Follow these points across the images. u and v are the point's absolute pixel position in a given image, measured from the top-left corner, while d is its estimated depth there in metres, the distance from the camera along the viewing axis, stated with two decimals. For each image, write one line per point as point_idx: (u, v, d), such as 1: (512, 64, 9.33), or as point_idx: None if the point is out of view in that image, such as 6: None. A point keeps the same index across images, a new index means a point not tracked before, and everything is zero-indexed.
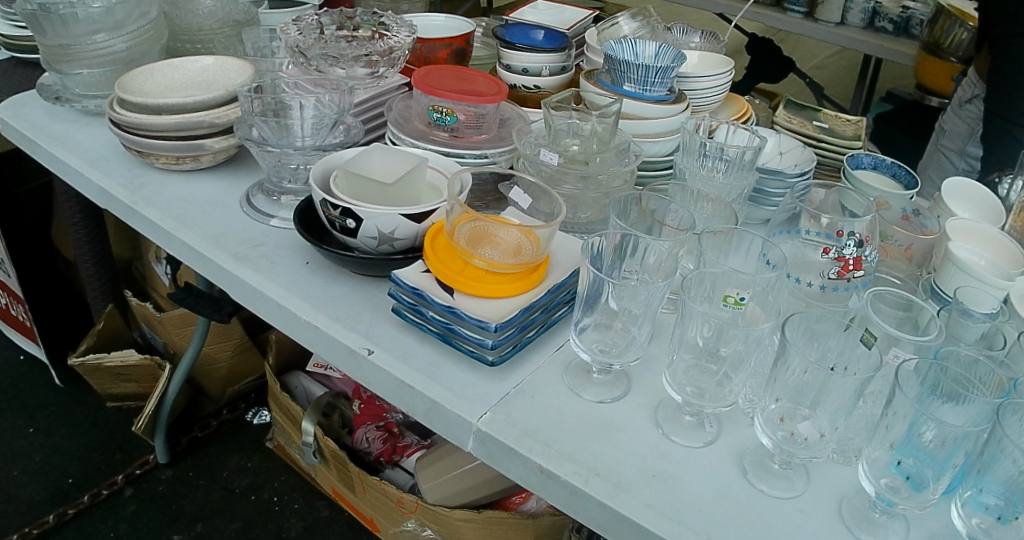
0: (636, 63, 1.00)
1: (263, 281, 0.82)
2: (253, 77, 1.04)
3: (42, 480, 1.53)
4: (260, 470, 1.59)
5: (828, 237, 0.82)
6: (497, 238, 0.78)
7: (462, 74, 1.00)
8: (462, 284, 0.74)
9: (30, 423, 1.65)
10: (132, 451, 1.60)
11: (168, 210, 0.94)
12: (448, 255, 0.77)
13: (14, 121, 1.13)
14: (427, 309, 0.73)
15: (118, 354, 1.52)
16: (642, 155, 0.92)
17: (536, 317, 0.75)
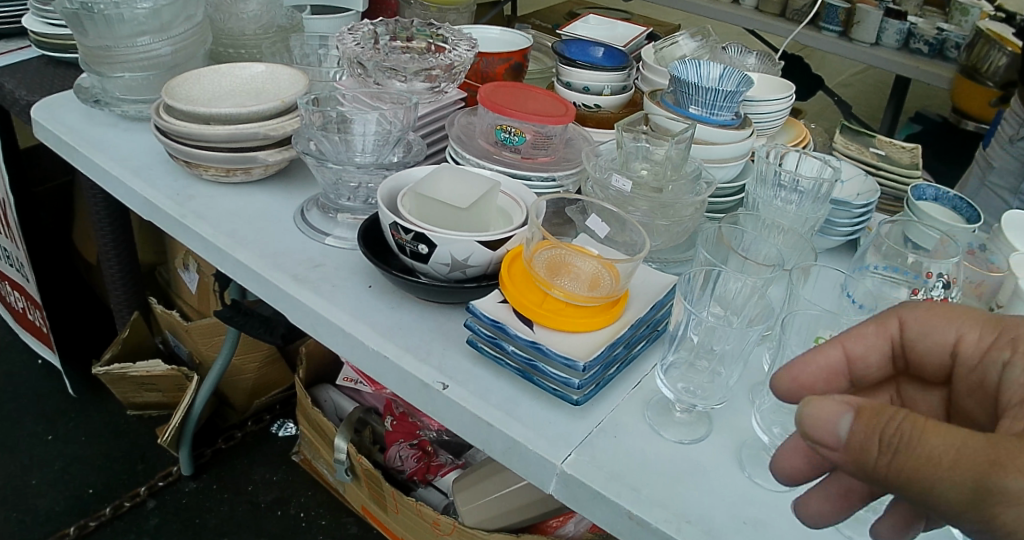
0: (709, 87, 0.99)
1: (328, 305, 0.79)
2: (307, 87, 1.01)
3: (60, 490, 1.49)
4: (284, 485, 1.56)
5: (914, 277, 0.79)
6: (574, 268, 0.76)
7: (527, 93, 1.00)
8: (542, 316, 0.71)
9: (49, 430, 1.61)
10: (154, 461, 1.56)
11: (219, 225, 0.90)
12: (525, 285, 0.74)
13: (51, 124, 1.09)
14: (507, 342, 0.70)
15: (143, 365, 1.49)
16: (714, 184, 0.92)
17: (619, 354, 0.71)
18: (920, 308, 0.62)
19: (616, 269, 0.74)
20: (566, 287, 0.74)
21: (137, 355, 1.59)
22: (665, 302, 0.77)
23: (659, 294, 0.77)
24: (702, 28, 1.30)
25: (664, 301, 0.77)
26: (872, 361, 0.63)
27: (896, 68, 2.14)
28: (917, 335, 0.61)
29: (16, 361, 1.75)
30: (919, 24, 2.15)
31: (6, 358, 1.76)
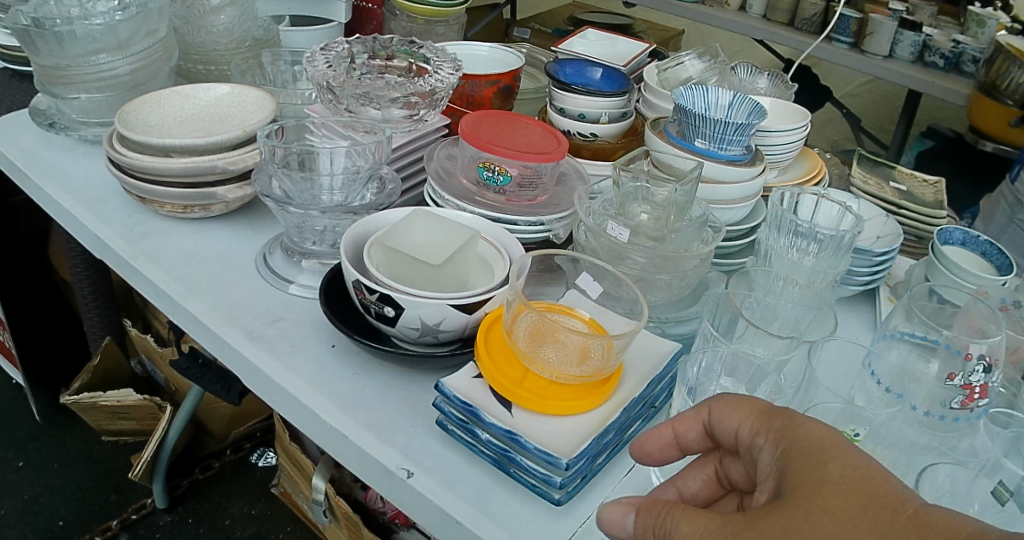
0: (714, 119, 0.88)
1: (284, 370, 0.70)
2: (275, 113, 0.92)
3: (30, 522, 1.41)
4: (263, 520, 1.47)
5: (956, 355, 0.69)
6: (561, 337, 0.65)
7: (515, 124, 0.91)
8: (522, 397, 0.62)
9: (20, 457, 1.52)
10: (128, 492, 1.47)
11: (172, 270, 0.81)
12: (505, 360, 0.65)
13: (1, 146, 0.99)
14: (479, 428, 0.61)
15: (114, 394, 1.39)
16: (723, 231, 0.83)
17: (610, 441, 0.63)
18: (710, 400, 0.59)
19: (607, 344, 0.64)
20: (549, 356, 0.65)
21: (109, 385, 1.48)
22: (662, 375, 0.68)
23: (656, 367, 0.68)
24: (709, 46, 1.21)
25: (660, 376, 0.68)
26: (693, 442, 0.60)
27: (910, 82, 2.05)
28: (716, 421, 0.58)
29: None
30: (935, 36, 2.05)
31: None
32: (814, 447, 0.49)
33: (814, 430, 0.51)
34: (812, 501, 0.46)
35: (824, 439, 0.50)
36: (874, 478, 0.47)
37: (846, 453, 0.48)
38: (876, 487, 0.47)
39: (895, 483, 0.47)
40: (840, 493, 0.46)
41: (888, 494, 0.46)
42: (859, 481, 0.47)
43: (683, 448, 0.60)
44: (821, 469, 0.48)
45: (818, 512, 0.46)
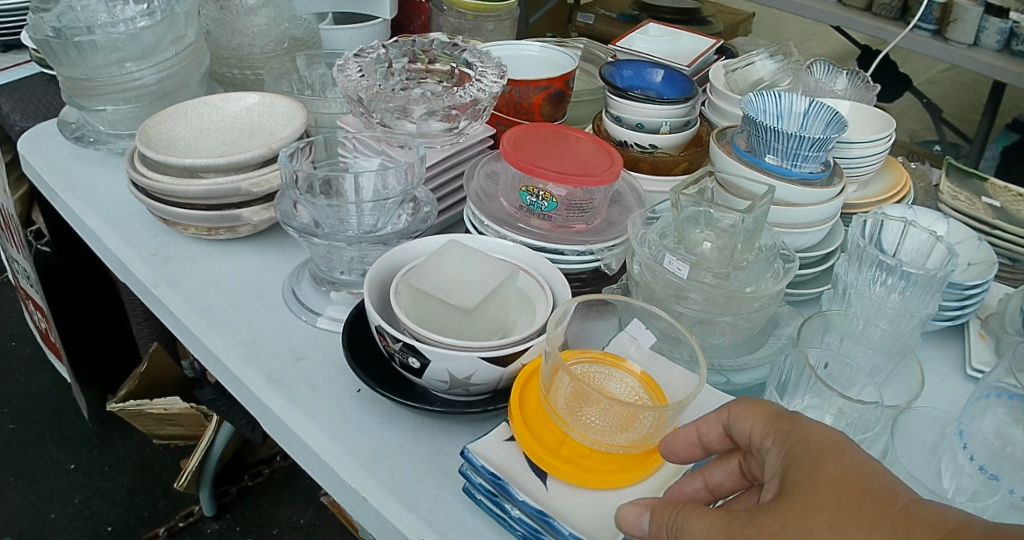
0: (788, 133, 0.79)
1: (304, 419, 0.65)
2: (306, 126, 0.86)
3: (80, 526, 1.41)
4: (311, 530, 1.45)
5: None
6: (608, 403, 0.58)
7: (563, 141, 0.84)
8: (559, 468, 0.56)
9: (72, 458, 1.53)
10: (176, 497, 1.47)
11: (194, 299, 0.77)
12: (540, 425, 0.59)
13: (32, 161, 0.96)
14: (510, 503, 0.56)
15: (159, 403, 1.37)
16: (798, 268, 0.74)
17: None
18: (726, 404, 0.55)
19: (660, 418, 0.57)
20: (593, 422, 0.58)
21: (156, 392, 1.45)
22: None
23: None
24: (782, 44, 1.11)
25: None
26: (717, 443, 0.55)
27: (999, 74, 1.87)
28: (733, 424, 0.53)
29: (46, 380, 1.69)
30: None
31: (33, 379, 1.71)
32: (817, 447, 0.47)
33: (820, 430, 0.48)
34: (808, 498, 0.44)
35: (831, 439, 0.47)
36: (875, 477, 0.44)
37: (846, 452, 0.46)
38: (877, 484, 0.44)
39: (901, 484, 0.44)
40: (834, 489, 0.44)
41: (893, 492, 0.43)
42: (856, 478, 0.44)
43: (709, 449, 0.56)
44: (819, 467, 0.45)
45: (812, 508, 0.44)
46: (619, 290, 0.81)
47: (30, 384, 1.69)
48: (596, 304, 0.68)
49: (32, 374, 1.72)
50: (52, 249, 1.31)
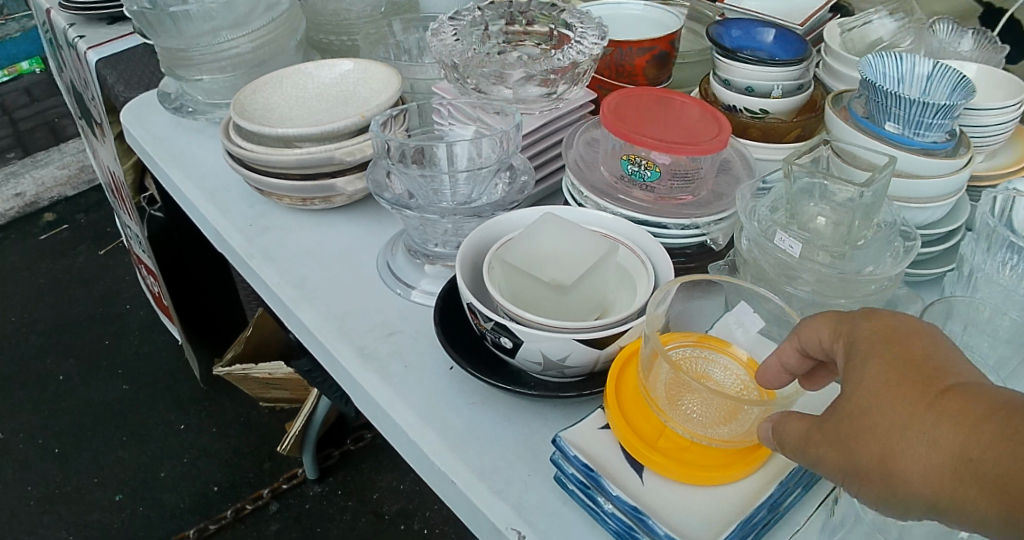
0: (911, 99, 0.70)
1: (395, 398, 0.63)
2: (401, 92, 0.83)
3: (187, 485, 1.47)
4: (410, 496, 1.46)
5: None
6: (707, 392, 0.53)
7: (668, 106, 0.78)
8: (657, 461, 0.52)
9: (181, 419, 1.60)
10: (280, 460, 1.51)
11: (289, 271, 0.76)
12: (638, 412, 0.56)
13: (135, 132, 0.98)
14: (603, 497, 0.52)
15: (265, 367, 1.30)
16: (917, 250, 0.67)
17: (761, 519, 0.51)
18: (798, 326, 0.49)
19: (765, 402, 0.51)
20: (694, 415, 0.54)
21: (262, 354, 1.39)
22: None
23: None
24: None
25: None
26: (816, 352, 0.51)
27: None
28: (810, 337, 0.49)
29: (157, 344, 1.77)
30: None
31: (147, 340, 1.79)
32: (873, 343, 0.43)
33: (884, 323, 0.44)
34: (855, 398, 0.41)
35: (899, 330, 0.43)
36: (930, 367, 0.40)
37: (896, 351, 0.42)
38: (926, 376, 0.40)
39: (968, 373, 0.40)
40: (880, 389, 0.41)
41: (944, 380, 0.39)
42: (902, 372, 0.40)
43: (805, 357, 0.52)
44: (867, 368, 0.42)
45: (858, 407, 0.41)
46: (726, 268, 0.74)
47: (144, 346, 1.77)
48: (701, 284, 0.63)
49: (147, 337, 1.80)
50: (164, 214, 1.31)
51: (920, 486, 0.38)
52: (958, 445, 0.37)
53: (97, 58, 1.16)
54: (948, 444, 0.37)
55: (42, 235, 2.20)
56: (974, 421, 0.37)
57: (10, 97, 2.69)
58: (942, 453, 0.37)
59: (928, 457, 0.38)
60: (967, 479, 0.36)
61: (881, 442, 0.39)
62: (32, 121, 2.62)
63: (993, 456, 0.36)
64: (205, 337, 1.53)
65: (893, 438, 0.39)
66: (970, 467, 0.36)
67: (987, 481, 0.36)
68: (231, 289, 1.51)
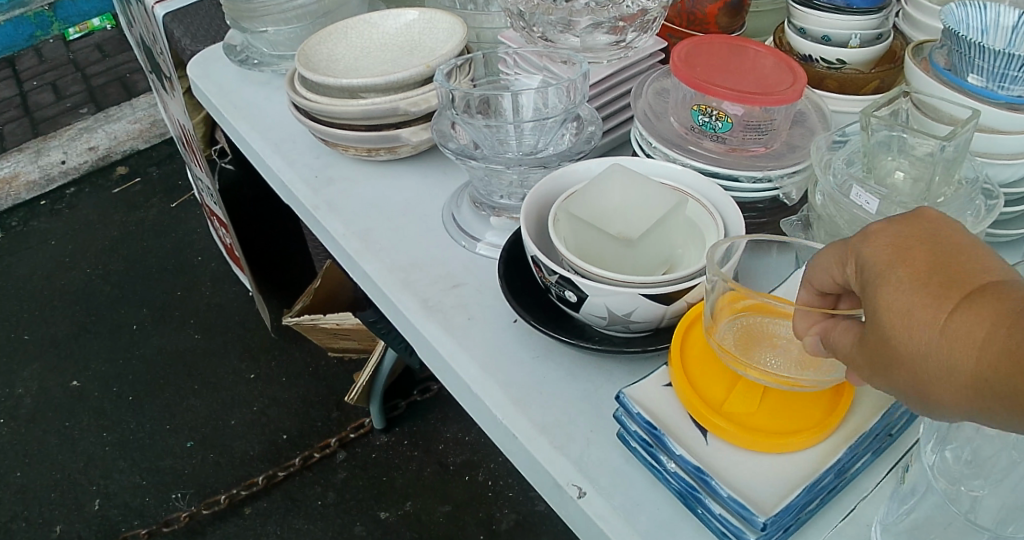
0: (994, 50, 0.65)
1: (458, 350, 0.64)
2: (466, 41, 0.82)
3: (256, 433, 1.53)
4: (474, 447, 1.47)
5: None
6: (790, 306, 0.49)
7: (740, 54, 0.75)
8: (725, 424, 0.51)
9: (251, 369, 1.65)
10: (347, 410, 1.55)
11: (354, 223, 0.77)
12: (705, 379, 0.54)
13: (203, 85, 0.99)
14: (666, 456, 0.51)
15: (334, 317, 1.33)
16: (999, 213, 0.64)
17: (827, 485, 0.50)
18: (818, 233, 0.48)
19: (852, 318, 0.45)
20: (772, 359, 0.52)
21: (329, 305, 1.41)
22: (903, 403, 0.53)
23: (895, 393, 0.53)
24: None
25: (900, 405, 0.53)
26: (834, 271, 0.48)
27: None
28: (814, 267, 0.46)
29: (228, 296, 1.83)
30: None
31: (217, 291, 1.85)
32: (867, 259, 0.41)
33: (878, 233, 0.41)
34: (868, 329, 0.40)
35: (898, 241, 0.40)
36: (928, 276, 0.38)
37: (893, 269, 0.39)
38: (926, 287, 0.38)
39: (975, 266, 0.37)
40: (885, 315, 0.38)
41: (947, 293, 0.37)
42: (906, 294, 0.38)
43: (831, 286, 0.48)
44: (871, 294, 0.40)
45: (872, 337, 0.39)
46: (799, 223, 0.71)
47: (216, 298, 1.83)
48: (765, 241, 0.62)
49: (217, 287, 1.86)
50: (234, 166, 1.34)
51: (952, 406, 0.37)
52: (973, 365, 0.35)
53: (164, 12, 1.17)
54: (964, 367, 0.35)
55: (116, 189, 2.27)
56: (982, 339, 0.35)
57: (84, 54, 2.77)
58: (958, 376, 0.36)
59: (947, 378, 0.36)
60: (988, 397, 0.35)
61: (903, 371, 0.38)
62: (105, 76, 2.68)
63: (1009, 373, 0.34)
64: (274, 287, 1.56)
65: (911, 367, 0.37)
66: (990, 387, 0.35)
67: (1008, 396, 0.34)
68: (298, 241, 1.53)
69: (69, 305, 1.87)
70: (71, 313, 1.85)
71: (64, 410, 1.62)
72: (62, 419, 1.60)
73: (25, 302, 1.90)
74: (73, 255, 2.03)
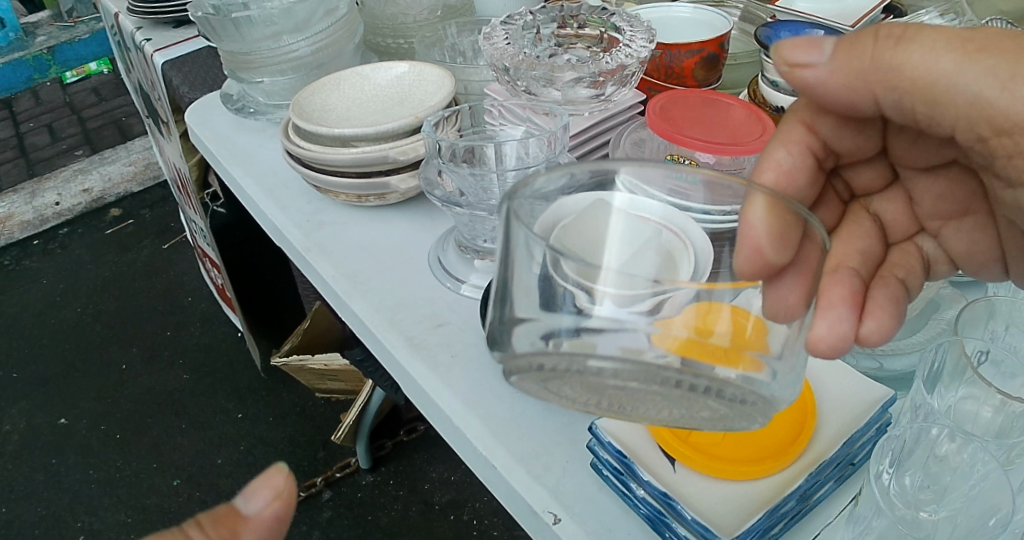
0: None
1: (440, 385, 0.66)
2: (454, 93, 0.86)
3: (243, 472, 1.53)
4: (460, 487, 1.48)
5: None
6: (779, 202, 0.48)
7: (712, 107, 0.79)
8: (690, 452, 0.54)
9: (239, 408, 1.66)
10: (334, 450, 1.56)
11: (343, 264, 0.80)
12: None
13: (199, 131, 1.03)
14: (635, 483, 0.54)
15: (322, 358, 1.37)
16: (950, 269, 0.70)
17: (789, 510, 0.52)
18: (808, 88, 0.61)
19: (849, 54, 0.52)
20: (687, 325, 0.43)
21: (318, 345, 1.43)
22: (863, 434, 0.56)
23: (855, 424, 0.56)
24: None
25: (860, 435, 0.56)
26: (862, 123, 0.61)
27: None
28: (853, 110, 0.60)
29: (217, 336, 1.84)
30: None
31: (207, 331, 1.86)
32: None
33: None
34: None
35: None
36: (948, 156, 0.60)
37: None
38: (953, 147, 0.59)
39: None
40: None
41: None
42: None
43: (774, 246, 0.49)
44: None
45: None
46: None
47: (206, 338, 1.84)
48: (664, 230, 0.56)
49: (207, 327, 1.87)
50: (226, 210, 1.36)
51: None
52: None
53: (164, 60, 1.22)
54: None
55: (108, 229, 2.30)
56: None
57: (81, 96, 2.83)
58: None
59: None
60: None
61: None
62: (101, 119, 2.73)
63: None
64: (264, 327, 1.58)
65: None
66: None
67: None
68: (289, 282, 1.56)
69: (58, 344, 1.88)
70: (60, 351, 1.86)
71: (50, 448, 1.62)
72: (47, 457, 1.60)
73: (15, 340, 1.91)
74: (63, 294, 2.05)
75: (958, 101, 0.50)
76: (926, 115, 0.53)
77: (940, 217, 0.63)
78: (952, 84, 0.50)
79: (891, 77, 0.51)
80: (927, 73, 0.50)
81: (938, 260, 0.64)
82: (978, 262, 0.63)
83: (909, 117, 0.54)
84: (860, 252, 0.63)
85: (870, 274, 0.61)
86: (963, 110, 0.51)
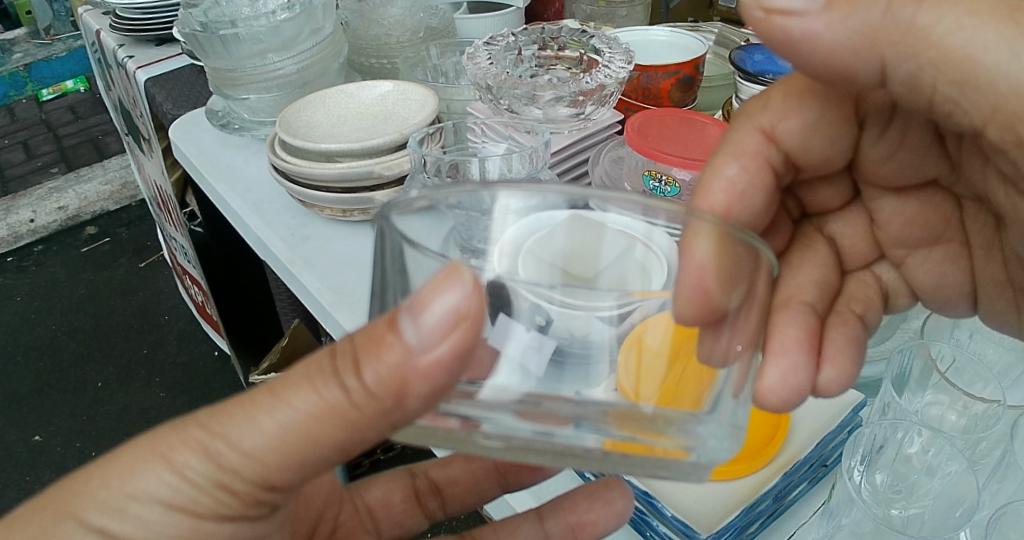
0: None
1: None
2: (437, 111, 0.88)
3: None
4: None
5: None
6: (731, 238, 0.43)
7: (688, 126, 0.82)
8: None
9: None
10: None
11: (328, 276, 0.81)
12: None
13: (184, 146, 1.04)
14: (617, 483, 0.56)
15: None
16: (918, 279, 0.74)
17: (763, 510, 0.54)
18: (772, 88, 0.62)
19: (854, 6, 0.47)
20: (631, 373, 0.50)
21: None
22: (835, 436, 0.58)
23: (827, 427, 0.58)
24: None
25: (831, 437, 0.58)
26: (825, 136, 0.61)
27: None
28: (805, 124, 0.60)
29: (194, 353, 1.83)
30: None
31: (183, 349, 1.84)
32: None
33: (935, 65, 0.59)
34: None
35: None
36: (923, 180, 0.62)
37: None
38: (933, 169, 0.61)
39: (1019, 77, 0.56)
40: None
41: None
42: None
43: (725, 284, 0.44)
44: None
45: None
46: None
47: (183, 356, 1.83)
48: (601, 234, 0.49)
49: (184, 345, 1.85)
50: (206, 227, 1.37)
51: None
52: None
53: (147, 77, 1.23)
54: None
55: (84, 247, 2.28)
56: None
57: (57, 114, 2.81)
58: None
59: None
60: None
61: None
62: (77, 137, 2.71)
63: None
64: (243, 345, 1.57)
65: None
66: None
67: None
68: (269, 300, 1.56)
69: (32, 361, 1.85)
70: (33, 368, 1.83)
71: (22, 466, 1.60)
72: (21, 474, 1.58)
73: None
74: (37, 311, 2.03)
75: (998, 86, 0.46)
76: (947, 97, 0.49)
77: (907, 246, 0.65)
78: (984, 63, 0.45)
79: (909, 39, 0.46)
80: (956, 47, 0.46)
81: (898, 290, 0.66)
82: (944, 296, 0.65)
83: (922, 98, 0.50)
84: (818, 283, 0.62)
85: (826, 309, 0.61)
86: (991, 97, 0.46)
